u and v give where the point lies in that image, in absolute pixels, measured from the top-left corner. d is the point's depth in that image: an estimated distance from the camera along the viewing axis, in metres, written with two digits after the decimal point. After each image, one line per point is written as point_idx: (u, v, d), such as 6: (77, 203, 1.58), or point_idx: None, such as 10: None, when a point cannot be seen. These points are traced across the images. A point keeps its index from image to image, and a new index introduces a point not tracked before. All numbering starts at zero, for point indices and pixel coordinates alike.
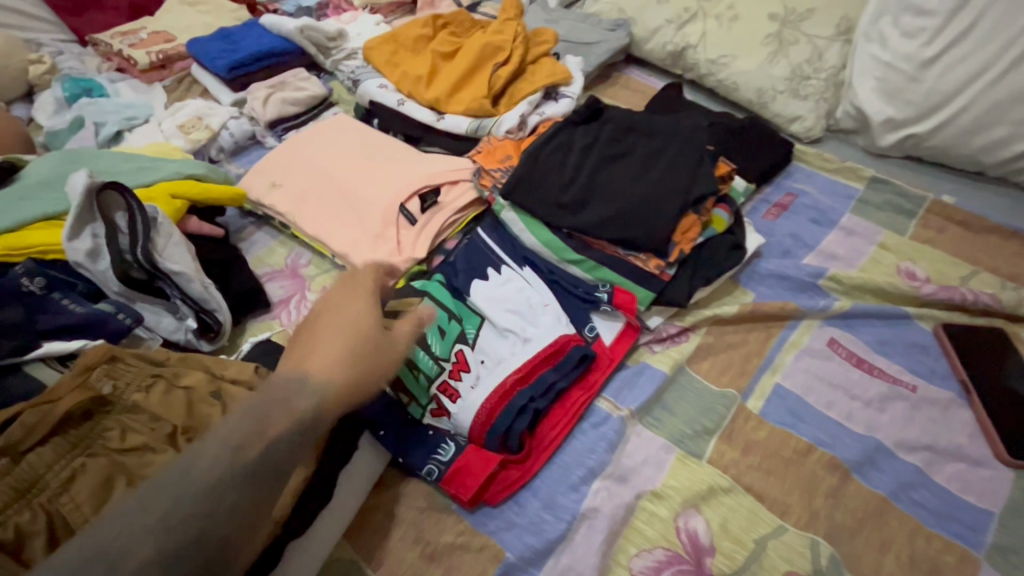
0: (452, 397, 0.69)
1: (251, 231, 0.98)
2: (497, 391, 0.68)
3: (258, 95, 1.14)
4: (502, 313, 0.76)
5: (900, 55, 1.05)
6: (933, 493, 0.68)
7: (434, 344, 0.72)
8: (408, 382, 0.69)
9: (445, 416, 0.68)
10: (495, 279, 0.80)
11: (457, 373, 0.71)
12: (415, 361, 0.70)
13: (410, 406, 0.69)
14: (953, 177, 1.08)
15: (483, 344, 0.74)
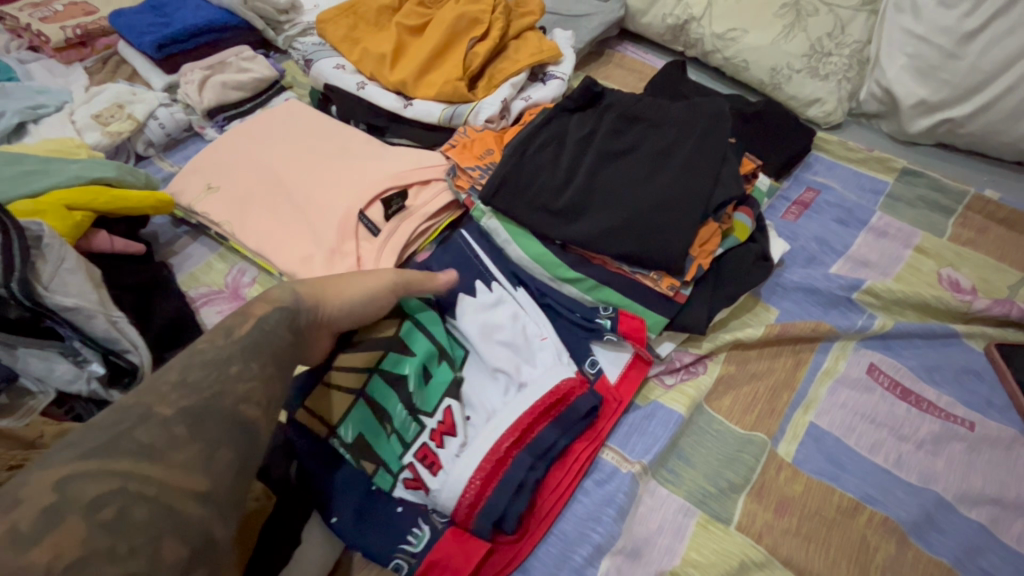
0: (435, 467, 0.55)
1: (185, 242, 0.82)
2: (489, 460, 0.55)
3: (193, 77, 0.96)
4: (494, 348, 0.62)
5: (937, 27, 0.92)
6: (1004, 559, 0.56)
7: (416, 392, 0.58)
8: (378, 446, 0.56)
9: (421, 489, 0.55)
10: (483, 299, 0.65)
11: (439, 435, 0.57)
12: (390, 418, 0.57)
13: (379, 477, 0.55)
14: (990, 167, 0.96)
15: (468, 388, 0.61)
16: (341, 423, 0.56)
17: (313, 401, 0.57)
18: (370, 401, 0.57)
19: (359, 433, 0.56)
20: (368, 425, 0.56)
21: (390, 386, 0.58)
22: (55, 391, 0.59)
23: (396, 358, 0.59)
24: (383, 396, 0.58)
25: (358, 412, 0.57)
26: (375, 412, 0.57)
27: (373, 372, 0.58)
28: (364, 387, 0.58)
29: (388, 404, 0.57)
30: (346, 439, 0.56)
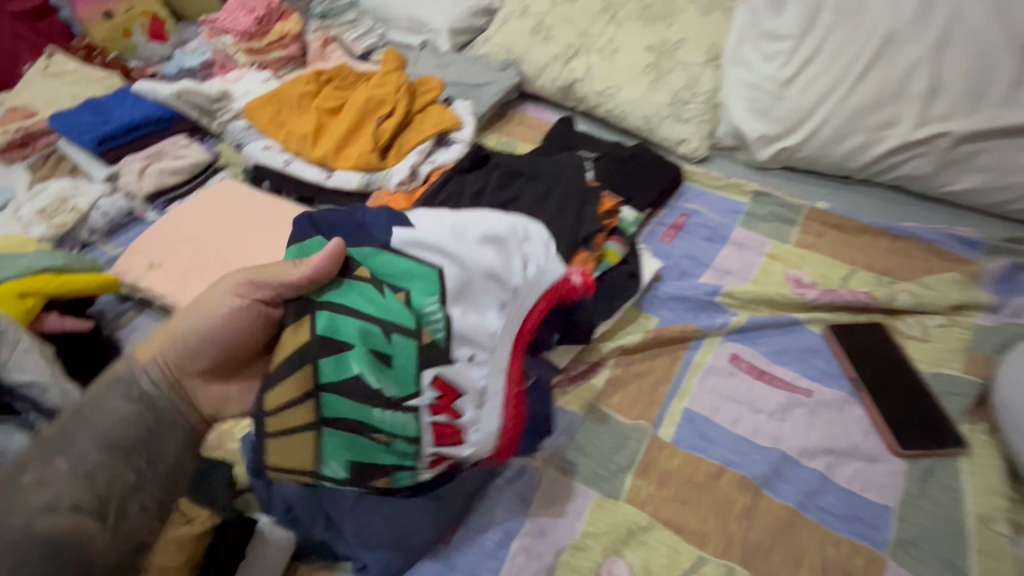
0: (458, 441, 0.61)
1: (131, 316, 0.89)
2: (508, 407, 0.63)
3: (133, 168, 1.06)
4: (461, 264, 0.61)
5: (764, 77, 1.13)
6: (836, 497, 0.70)
7: (387, 382, 0.57)
8: (376, 453, 0.59)
9: (450, 459, 0.61)
10: (422, 224, 0.62)
11: (446, 413, 0.59)
12: (374, 424, 0.57)
13: (399, 476, 0.60)
14: (826, 182, 1.17)
15: (456, 313, 0.60)
16: (317, 463, 0.58)
17: (274, 456, 0.58)
18: (337, 425, 0.57)
19: (347, 459, 0.58)
20: (351, 446, 0.58)
21: (352, 398, 0.57)
22: None
23: (331, 365, 0.56)
24: (348, 411, 0.57)
25: (332, 443, 0.58)
26: (348, 428, 0.58)
27: (321, 396, 0.57)
28: (322, 413, 0.57)
29: (362, 415, 0.57)
30: (339, 475, 0.58)
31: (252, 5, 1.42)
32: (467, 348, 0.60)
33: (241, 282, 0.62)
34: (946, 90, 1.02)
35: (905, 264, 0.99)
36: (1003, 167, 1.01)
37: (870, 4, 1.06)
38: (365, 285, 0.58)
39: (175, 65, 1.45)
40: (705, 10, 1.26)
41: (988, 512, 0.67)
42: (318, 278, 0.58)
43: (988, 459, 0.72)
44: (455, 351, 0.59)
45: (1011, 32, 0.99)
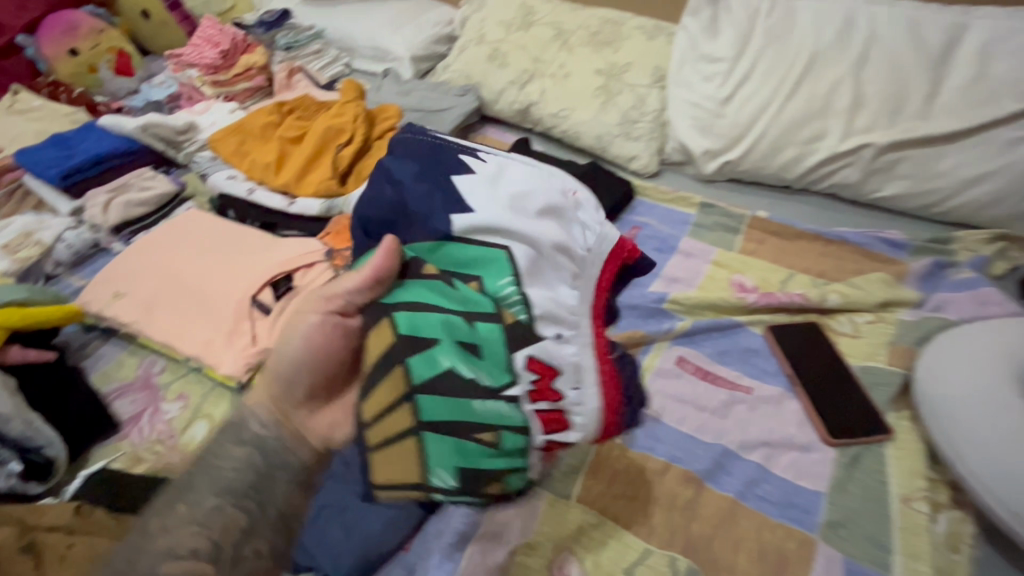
0: (564, 425, 0.65)
1: (97, 345, 0.92)
2: (602, 377, 0.71)
3: (98, 201, 1.09)
4: (529, 244, 0.70)
5: (704, 96, 1.21)
6: (774, 486, 0.74)
7: (481, 374, 0.62)
8: (483, 455, 0.61)
9: (558, 444, 0.66)
10: (481, 209, 0.70)
11: (545, 398, 0.65)
12: (477, 422, 0.60)
13: (510, 480, 0.64)
14: (767, 192, 1.24)
15: (534, 292, 0.68)
16: (423, 475, 0.60)
17: (381, 470, 0.62)
18: (435, 429, 0.60)
19: (455, 466, 0.60)
20: (457, 454, 0.60)
21: (445, 396, 0.60)
22: None
23: (421, 363, 0.60)
24: (448, 412, 0.60)
25: (437, 449, 0.60)
26: (447, 434, 0.60)
27: (418, 400, 0.60)
28: (421, 417, 0.60)
29: (463, 413, 0.60)
30: (448, 484, 0.60)
31: (217, 40, 1.45)
32: (553, 326, 0.69)
33: (316, 301, 0.66)
34: (867, 105, 1.10)
35: (838, 266, 1.06)
36: (923, 173, 1.09)
37: (796, 29, 1.15)
38: (437, 281, 0.66)
39: (141, 98, 1.47)
40: (650, 35, 1.34)
41: (909, 492, 0.72)
42: (379, 279, 0.64)
43: (910, 444, 0.77)
44: (541, 330, 0.67)
45: (922, 51, 1.08)
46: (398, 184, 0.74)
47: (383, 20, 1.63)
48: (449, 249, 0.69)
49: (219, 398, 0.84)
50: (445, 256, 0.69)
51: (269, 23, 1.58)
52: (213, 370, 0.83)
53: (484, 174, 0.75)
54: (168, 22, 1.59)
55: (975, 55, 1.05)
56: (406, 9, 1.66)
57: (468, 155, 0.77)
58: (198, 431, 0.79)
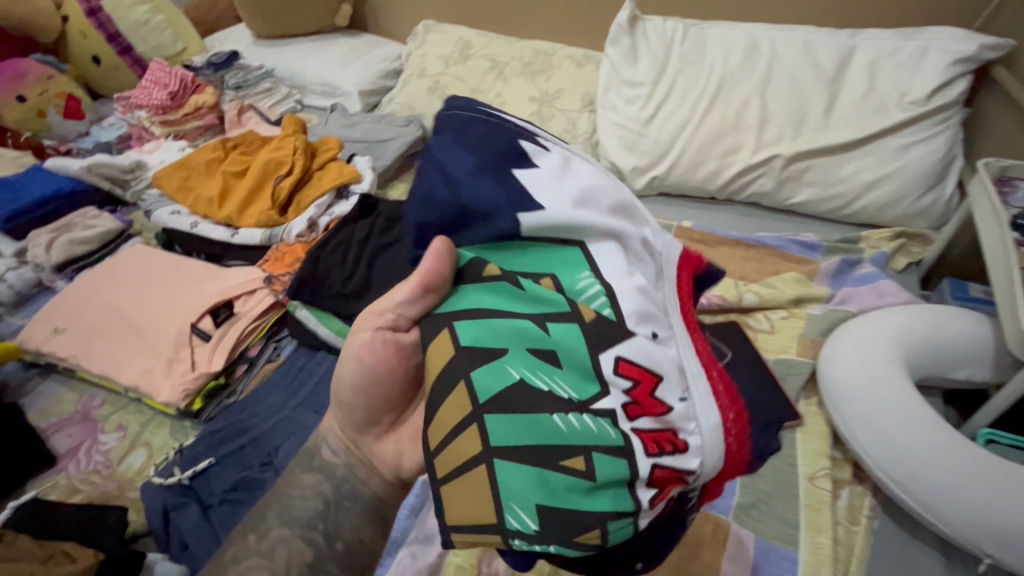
0: (681, 448, 0.44)
1: (36, 383, 0.92)
2: (713, 385, 0.48)
3: (40, 241, 1.10)
4: (611, 236, 0.49)
5: (628, 118, 1.30)
6: None
7: (561, 384, 0.43)
8: (575, 493, 0.40)
9: (676, 483, 0.43)
10: (548, 200, 0.47)
11: (647, 413, 0.44)
12: (564, 442, 0.41)
13: (615, 529, 0.41)
14: (694, 204, 1.33)
15: (615, 284, 0.47)
16: (499, 514, 0.40)
17: (452, 504, 0.42)
18: (509, 456, 0.41)
19: (535, 503, 0.40)
20: (540, 489, 0.40)
21: (516, 412, 0.42)
22: None
23: (486, 374, 0.43)
24: (523, 435, 0.42)
25: (514, 482, 0.40)
26: (529, 461, 0.41)
27: (484, 417, 0.42)
28: (490, 442, 0.41)
29: (543, 435, 0.41)
30: (529, 528, 0.39)
31: (166, 82, 1.50)
32: (648, 320, 0.47)
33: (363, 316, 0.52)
34: (772, 120, 1.19)
35: (757, 268, 1.14)
36: (827, 180, 1.18)
37: (706, 55, 1.26)
38: (501, 282, 0.46)
39: (91, 141, 1.52)
40: (578, 63, 1.43)
41: (815, 471, 0.78)
42: (431, 284, 0.46)
43: (817, 428, 0.83)
44: (634, 326, 0.46)
45: (817, 69, 1.18)
46: (453, 181, 0.48)
47: (330, 58, 1.70)
48: (519, 249, 0.48)
49: (160, 426, 0.85)
50: (516, 257, 0.48)
51: (216, 63, 1.55)
52: (152, 399, 0.85)
53: (551, 165, 0.50)
54: (118, 66, 1.64)
55: (864, 71, 1.16)
56: (354, 47, 1.74)
57: (528, 139, 0.52)
58: (136, 459, 0.81)
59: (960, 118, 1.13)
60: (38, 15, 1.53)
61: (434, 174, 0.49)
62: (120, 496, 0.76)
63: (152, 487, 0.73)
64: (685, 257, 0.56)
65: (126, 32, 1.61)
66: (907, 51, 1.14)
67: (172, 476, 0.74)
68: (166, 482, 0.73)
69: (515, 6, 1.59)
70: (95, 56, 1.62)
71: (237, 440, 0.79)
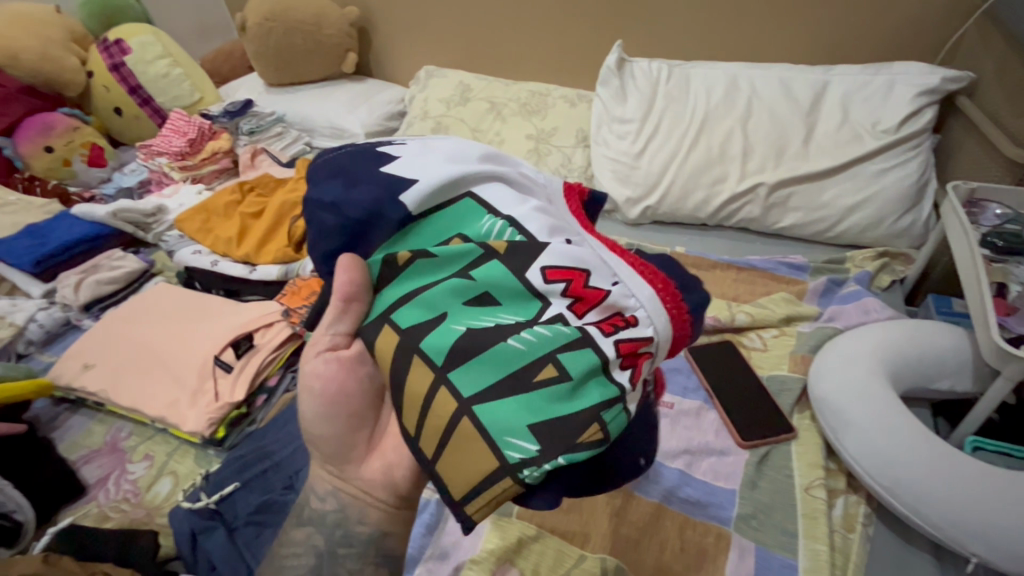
0: (631, 322, 0.49)
1: (66, 417, 0.97)
2: (635, 266, 0.53)
3: (69, 282, 1.17)
4: (492, 179, 0.54)
5: (619, 152, 1.38)
6: (694, 488, 0.83)
7: (506, 316, 0.48)
8: (559, 400, 0.44)
9: (640, 350, 0.48)
10: (422, 173, 0.51)
11: (591, 305, 0.48)
12: (528, 360, 0.45)
13: (611, 419, 0.44)
14: (686, 230, 1.39)
15: (515, 212, 0.52)
16: (499, 454, 0.43)
17: (455, 479, 0.45)
18: (485, 399, 0.44)
19: (528, 426, 0.43)
20: (525, 413, 0.43)
21: (471, 359, 0.46)
22: None
23: (435, 339, 0.47)
24: (488, 375, 0.45)
25: (500, 418, 0.43)
26: (503, 397, 0.44)
27: (450, 378, 0.45)
28: (463, 396, 0.45)
29: (506, 364, 0.45)
30: (530, 451, 0.42)
31: (185, 130, 1.62)
32: (557, 232, 0.52)
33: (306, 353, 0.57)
34: (754, 151, 1.28)
35: (748, 290, 1.20)
36: (810, 205, 1.25)
37: (690, 92, 1.35)
38: (417, 260, 0.50)
39: (113, 187, 1.60)
40: (572, 103, 1.53)
41: (810, 482, 0.82)
42: (351, 294, 0.51)
43: (810, 440, 0.87)
44: (546, 239, 0.50)
45: (794, 103, 1.27)
46: (336, 208, 0.51)
47: (338, 103, 1.81)
48: (417, 228, 0.52)
49: (184, 455, 0.90)
50: (418, 232, 0.52)
51: (232, 112, 1.65)
52: (178, 428, 0.89)
53: (409, 151, 0.55)
54: (139, 115, 1.74)
55: (837, 103, 1.25)
56: (360, 92, 1.85)
57: (384, 146, 0.57)
58: (163, 487, 0.85)
59: (930, 144, 1.21)
60: (65, 71, 1.64)
61: (322, 219, 0.52)
62: (150, 522, 0.80)
63: (181, 511, 0.77)
64: (569, 187, 0.62)
65: (147, 84, 1.71)
66: (876, 85, 1.24)
67: (199, 501, 0.79)
68: (195, 506, 0.78)
69: (511, 51, 1.70)
70: (118, 108, 1.72)
71: (260, 465, 0.83)
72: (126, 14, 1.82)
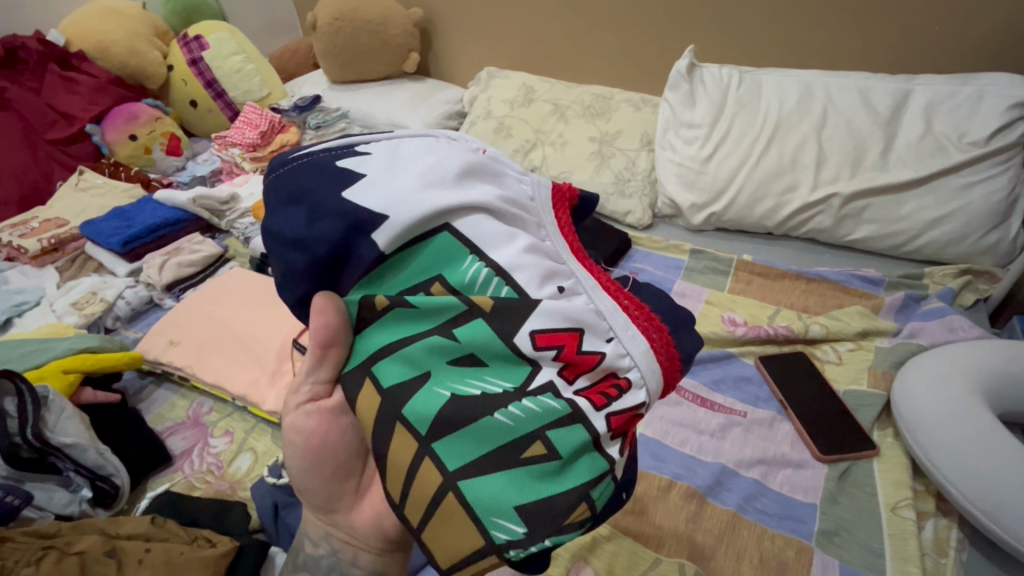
0: (623, 387, 0.47)
1: (151, 390, 1.02)
2: (630, 312, 0.50)
3: (154, 262, 1.23)
4: (474, 209, 0.50)
5: (686, 157, 1.36)
6: (770, 499, 0.81)
7: (493, 380, 0.46)
8: (549, 478, 0.43)
9: (631, 416, 0.47)
10: (391, 204, 0.47)
11: (581, 370, 0.47)
12: (514, 437, 0.43)
13: (599, 495, 0.43)
14: (752, 240, 1.37)
15: (501, 257, 0.49)
16: (485, 534, 0.41)
17: (441, 549, 0.43)
18: (470, 473, 0.43)
19: (515, 507, 0.42)
20: (512, 493, 0.42)
21: (455, 430, 0.44)
22: (52, 515, 0.76)
23: (419, 402, 0.45)
24: (472, 447, 0.44)
25: (485, 496, 0.42)
26: (488, 473, 0.43)
27: (433, 448, 0.44)
28: (448, 468, 0.43)
29: (492, 438, 0.44)
30: (517, 533, 0.41)
31: (257, 122, 1.67)
32: (549, 278, 0.49)
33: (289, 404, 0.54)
34: (829, 160, 1.24)
35: (819, 301, 1.17)
36: (886, 218, 1.21)
37: (762, 98, 1.33)
38: (396, 310, 0.48)
39: (188, 175, 1.68)
40: (636, 106, 1.53)
41: (896, 501, 0.79)
42: (327, 340, 0.49)
43: (894, 458, 0.85)
44: (536, 292, 0.48)
45: (872, 112, 1.23)
46: (301, 245, 0.48)
47: (400, 101, 1.85)
48: (394, 269, 0.49)
49: (262, 432, 0.93)
50: (396, 276, 0.49)
51: (301, 106, 1.73)
52: (257, 407, 0.92)
53: (378, 168, 0.50)
54: (212, 108, 1.81)
55: (920, 114, 1.21)
56: (420, 91, 1.89)
57: (347, 158, 0.51)
58: (244, 462, 0.88)
59: (1022, 158, 1.15)
60: (148, 64, 1.72)
61: (283, 251, 0.49)
62: (233, 494, 0.84)
63: (265, 485, 0.80)
64: (557, 193, 0.58)
65: (222, 79, 1.78)
66: (963, 96, 1.19)
67: (282, 476, 0.80)
68: (278, 482, 0.79)
69: (573, 56, 1.71)
70: (194, 101, 1.80)
71: None
72: (204, 11, 1.91)
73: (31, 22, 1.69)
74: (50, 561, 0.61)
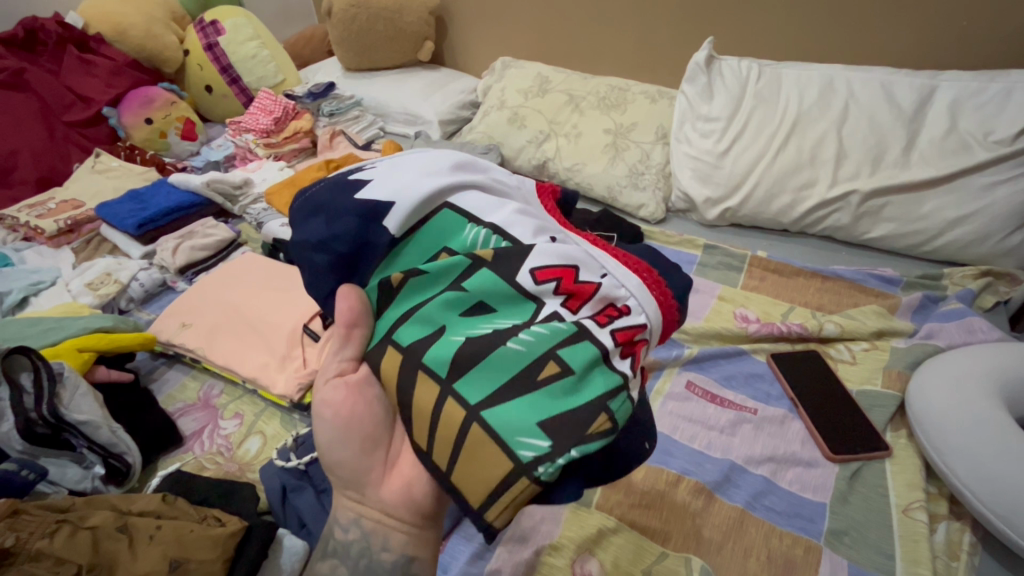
0: (625, 311, 0.47)
1: (163, 370, 1.03)
2: (619, 256, 0.51)
3: (167, 246, 1.25)
4: (466, 188, 0.51)
5: (701, 150, 1.34)
6: (780, 497, 0.81)
7: (503, 321, 0.46)
8: (567, 395, 0.42)
9: (637, 338, 0.46)
10: (396, 192, 0.48)
11: (583, 300, 0.46)
12: (526, 363, 0.43)
13: (617, 408, 0.42)
14: (766, 237, 1.35)
15: (497, 218, 0.49)
16: (511, 454, 0.40)
17: (471, 486, 0.42)
18: (491, 402, 0.42)
19: (538, 423, 0.41)
20: (534, 411, 0.41)
21: (472, 368, 0.43)
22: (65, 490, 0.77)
23: (434, 354, 0.45)
24: (491, 378, 0.43)
25: (507, 418, 0.41)
26: (508, 399, 0.42)
27: (456, 387, 0.43)
28: (470, 402, 0.42)
29: (507, 368, 0.43)
30: (542, 447, 0.40)
31: (272, 109, 1.67)
32: (542, 231, 0.50)
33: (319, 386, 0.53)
34: (849, 156, 1.22)
35: (834, 299, 1.15)
36: (907, 216, 1.19)
37: (781, 93, 1.30)
38: (410, 283, 0.47)
39: (202, 159, 1.68)
40: (652, 99, 1.51)
41: (908, 503, 0.78)
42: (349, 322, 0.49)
43: (908, 460, 0.83)
44: (530, 241, 0.48)
45: (895, 109, 1.20)
46: (324, 245, 0.48)
47: (414, 90, 1.84)
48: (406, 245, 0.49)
49: (271, 416, 0.94)
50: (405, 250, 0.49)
51: (316, 93, 1.74)
52: (267, 390, 0.93)
53: (381, 171, 0.52)
54: (227, 93, 1.81)
55: (944, 112, 1.17)
56: (435, 81, 1.88)
57: (353, 172, 0.53)
58: (253, 446, 0.89)
59: None
60: (165, 48, 1.72)
61: (307, 254, 0.50)
62: (242, 476, 0.84)
63: (275, 468, 0.82)
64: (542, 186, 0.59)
65: (237, 64, 1.78)
66: (990, 92, 1.15)
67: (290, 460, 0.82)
68: (287, 465, 0.81)
69: (590, 47, 1.69)
70: (208, 85, 1.81)
71: None
72: None
73: (50, 4, 1.70)
74: (64, 535, 0.61)
